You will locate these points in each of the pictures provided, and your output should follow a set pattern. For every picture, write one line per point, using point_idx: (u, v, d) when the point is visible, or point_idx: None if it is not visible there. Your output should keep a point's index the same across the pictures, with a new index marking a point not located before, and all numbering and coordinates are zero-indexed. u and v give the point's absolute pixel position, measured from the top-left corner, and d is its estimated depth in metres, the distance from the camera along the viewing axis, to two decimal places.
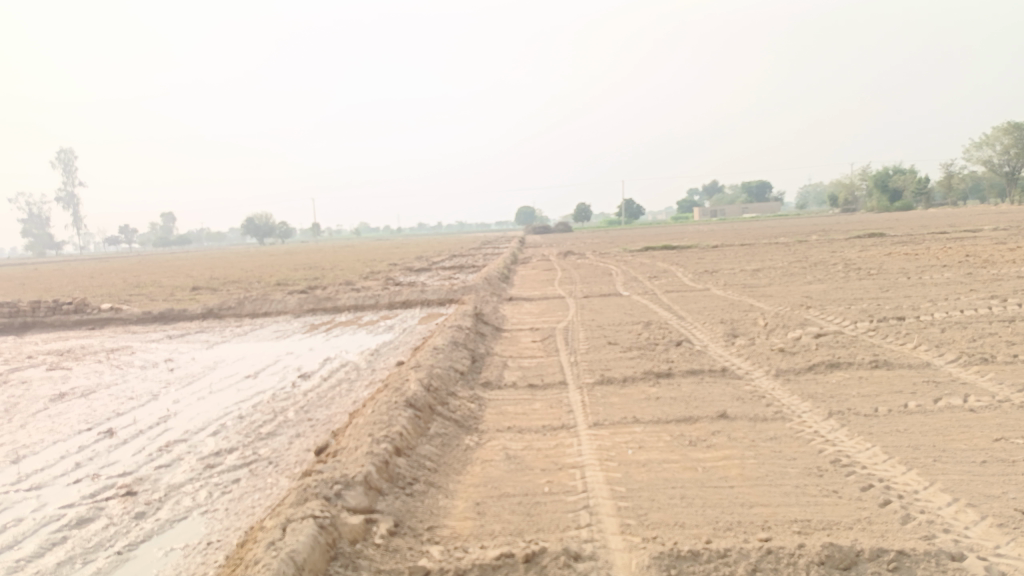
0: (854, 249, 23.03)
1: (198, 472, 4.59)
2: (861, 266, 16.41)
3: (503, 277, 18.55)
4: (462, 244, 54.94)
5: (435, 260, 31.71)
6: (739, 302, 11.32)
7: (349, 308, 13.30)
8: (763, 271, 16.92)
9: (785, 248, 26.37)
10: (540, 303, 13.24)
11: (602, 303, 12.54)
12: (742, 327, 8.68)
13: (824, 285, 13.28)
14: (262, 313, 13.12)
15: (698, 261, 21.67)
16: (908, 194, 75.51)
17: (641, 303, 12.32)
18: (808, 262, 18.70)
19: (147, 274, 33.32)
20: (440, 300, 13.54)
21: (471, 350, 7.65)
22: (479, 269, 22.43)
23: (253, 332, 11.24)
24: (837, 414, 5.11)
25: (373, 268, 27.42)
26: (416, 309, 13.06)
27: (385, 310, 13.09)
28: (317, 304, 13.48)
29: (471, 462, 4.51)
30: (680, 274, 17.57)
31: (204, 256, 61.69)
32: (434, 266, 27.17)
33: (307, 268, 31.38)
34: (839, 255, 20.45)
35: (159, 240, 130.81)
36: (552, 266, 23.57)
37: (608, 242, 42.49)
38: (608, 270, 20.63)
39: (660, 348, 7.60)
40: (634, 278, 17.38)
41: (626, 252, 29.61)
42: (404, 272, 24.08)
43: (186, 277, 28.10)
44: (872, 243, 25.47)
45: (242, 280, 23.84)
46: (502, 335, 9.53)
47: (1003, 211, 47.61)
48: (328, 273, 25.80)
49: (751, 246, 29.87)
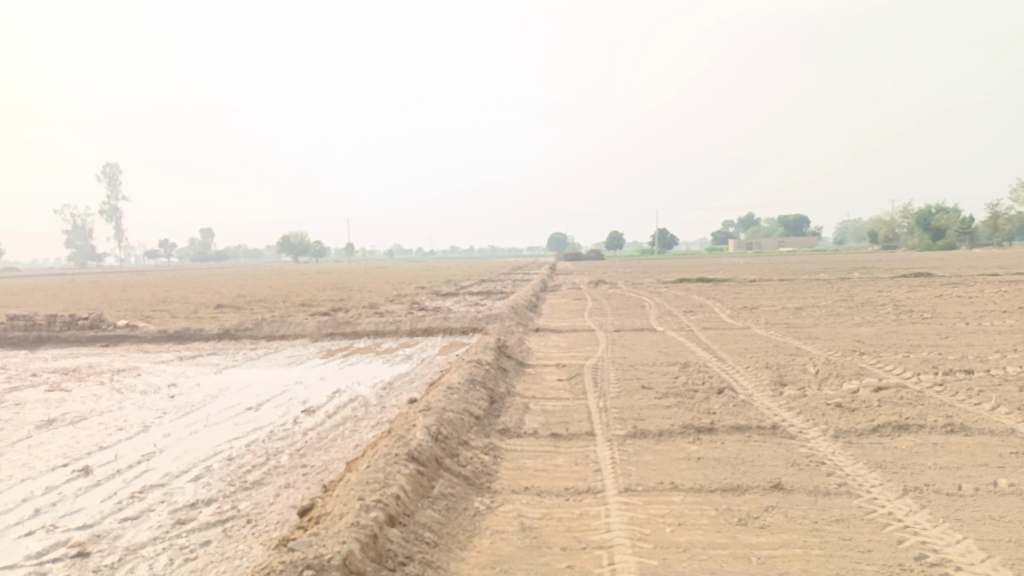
0: (902, 289, 21.93)
1: (165, 529, 3.98)
2: (913, 308, 15.42)
3: (530, 305, 17.90)
4: (493, 269, 54.64)
5: (464, 285, 31.22)
6: (783, 344, 10.52)
7: (369, 334, 12.76)
8: (806, 309, 16.03)
9: (826, 285, 25.33)
10: (569, 335, 12.54)
11: (635, 339, 11.81)
12: (789, 375, 7.90)
13: (874, 328, 12.40)
14: (278, 336, 12.63)
15: (734, 295, 20.79)
16: (951, 233, 73.42)
17: (676, 340, 11.56)
18: (854, 302, 17.74)
19: (176, 289, 33.33)
20: (464, 329, 12.94)
21: (490, 389, 6.99)
22: (508, 295, 21.86)
23: (266, 357, 10.72)
24: (913, 491, 4.33)
25: (400, 291, 27.02)
26: (438, 337, 12.45)
27: (406, 337, 12.52)
28: (336, 328, 12.97)
29: (479, 534, 3.84)
30: (717, 309, 16.73)
31: (237, 272, 62.20)
32: (461, 290, 26.66)
33: (334, 288, 31.12)
34: (886, 295, 19.43)
35: (196, 255, 132.88)
36: (582, 296, 22.87)
37: (640, 272, 41.67)
38: (641, 302, 19.88)
39: (699, 395, 6.86)
40: (668, 312, 16.60)
41: (660, 284, 28.80)
42: (431, 297, 23.58)
43: (213, 294, 28.02)
44: (919, 283, 24.31)
45: (268, 300, 23.54)
46: (526, 371, 8.88)
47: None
48: (355, 294, 25.47)
49: (790, 281, 28.85)
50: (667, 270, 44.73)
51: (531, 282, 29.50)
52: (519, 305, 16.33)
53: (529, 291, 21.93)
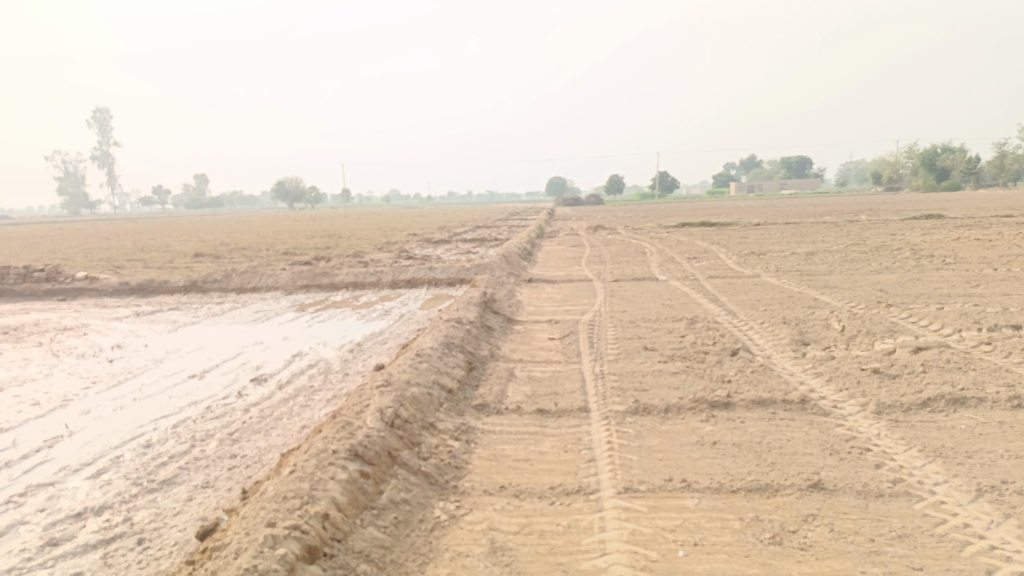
0: (915, 232, 20.89)
1: (29, 555, 3.07)
2: (932, 253, 14.41)
3: (524, 252, 16.91)
4: (489, 215, 53.45)
5: (457, 231, 30.18)
6: (799, 295, 9.53)
7: (347, 286, 11.79)
8: (816, 255, 15.01)
9: (835, 229, 24.28)
10: (564, 286, 11.55)
11: (635, 290, 10.84)
12: (812, 333, 6.92)
13: (893, 275, 11.41)
14: (249, 289, 11.66)
15: (739, 240, 19.74)
16: (956, 173, 71.91)
17: (680, 290, 10.58)
18: (867, 247, 16.72)
19: (161, 237, 32.27)
20: (449, 279, 11.96)
21: (470, 354, 6.05)
22: (501, 243, 20.83)
23: (230, 313, 9.77)
24: (991, 492, 3.40)
25: (390, 238, 26.01)
26: (422, 290, 11.47)
27: (387, 290, 11.54)
28: (312, 280, 11.98)
29: (434, 560, 2.92)
30: (722, 256, 15.71)
31: (230, 220, 61.02)
32: (453, 238, 25.62)
33: (323, 235, 30.07)
34: (899, 239, 18.40)
35: (191, 201, 131.25)
36: (580, 242, 21.81)
37: (640, 216, 40.51)
38: (641, 248, 18.90)
39: (710, 359, 5.92)
40: (670, 259, 15.60)
41: (660, 228, 27.74)
42: (422, 244, 22.56)
43: (194, 242, 26.99)
44: (932, 226, 23.21)
45: (251, 248, 22.53)
46: (514, 329, 7.93)
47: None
48: (343, 242, 24.49)
49: (796, 224, 27.75)
50: (668, 213, 43.62)
51: (527, 228, 28.42)
52: (512, 252, 15.33)
53: (524, 238, 20.88)
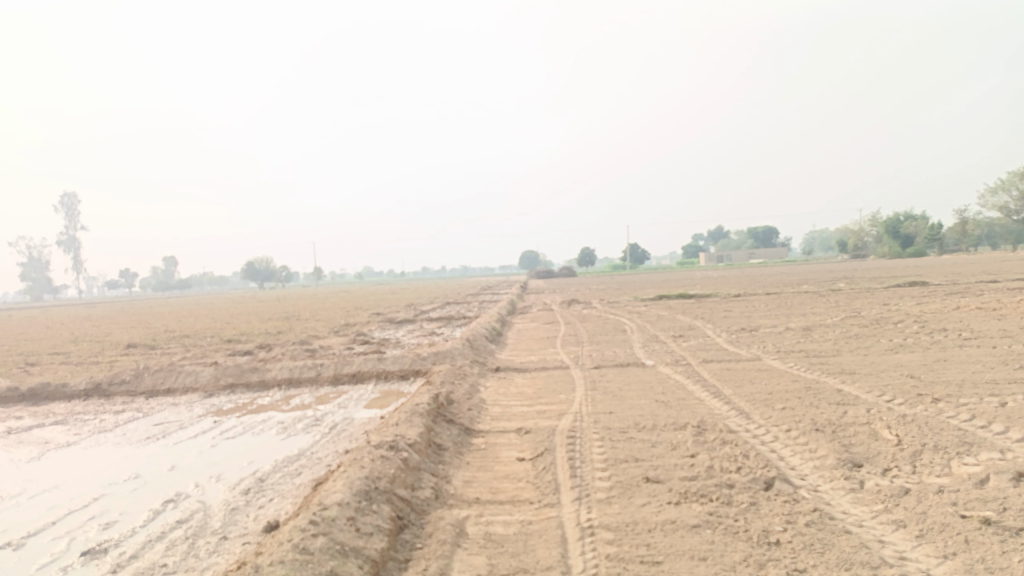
0: (908, 301, 19.68)
1: None
2: (942, 326, 13.01)
3: (493, 333, 15.24)
4: (459, 290, 52.05)
5: (424, 309, 28.51)
6: (817, 385, 7.91)
7: (280, 385, 9.95)
8: (815, 332, 13.49)
9: (821, 300, 22.97)
10: (536, 377, 9.81)
11: (620, 380, 9.18)
12: (860, 447, 5.26)
13: (915, 355, 9.86)
14: (162, 392, 9.82)
15: (725, 314, 18.32)
16: (921, 240, 72.63)
17: (674, 381, 8.93)
18: (864, 319, 15.32)
19: (106, 324, 30.15)
20: (401, 372, 10.17)
21: (402, 502, 4.27)
22: (468, 322, 19.19)
23: (123, 429, 7.88)
24: None
25: (350, 319, 24.29)
26: (367, 387, 9.68)
27: (326, 389, 9.70)
28: (237, 379, 10.12)
29: None
30: (711, 333, 14.18)
31: (192, 302, 58.86)
32: (419, 317, 23.97)
33: (281, 318, 28.24)
34: (895, 310, 17.01)
35: (157, 284, 128.46)
36: (553, 319, 20.23)
37: (614, 289, 39.24)
38: (621, 325, 17.39)
39: (740, 502, 4.22)
40: (654, 338, 13.99)
41: (638, 301, 26.43)
42: (383, 326, 20.85)
43: (136, 329, 24.98)
44: (922, 294, 22.07)
45: (196, 336, 20.58)
46: (472, 445, 6.17)
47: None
48: (297, 325, 22.71)
49: (778, 295, 26.55)
50: (642, 287, 42.53)
51: (497, 305, 26.82)
52: (478, 334, 13.67)
53: (493, 316, 19.23)
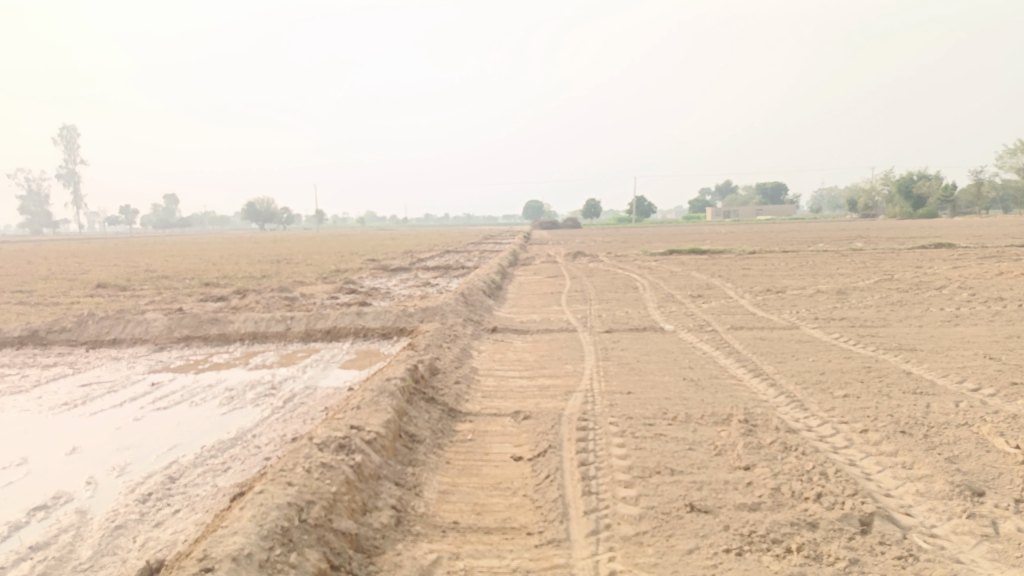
0: (941, 264, 18.24)
1: None
2: (995, 294, 11.60)
3: (491, 285, 13.87)
4: (459, 237, 50.54)
5: (422, 257, 27.14)
6: (878, 366, 6.55)
7: (241, 341, 8.60)
8: (851, 296, 12.06)
9: (844, 259, 21.52)
10: (539, 341, 8.45)
11: (636, 348, 7.85)
12: (974, 465, 3.91)
13: (979, 330, 8.46)
14: (107, 345, 8.51)
15: (744, 273, 16.90)
16: (933, 201, 70.60)
17: (700, 352, 7.59)
18: (900, 283, 13.91)
19: (89, 261, 28.80)
20: (383, 328, 8.78)
21: (339, 543, 2.93)
22: (466, 273, 17.82)
23: (42, 390, 6.58)
24: None
25: (343, 264, 22.95)
26: (342, 345, 8.36)
27: (294, 347, 8.38)
28: (194, 332, 8.78)
29: None
30: (733, 294, 12.80)
31: (188, 241, 57.51)
32: (416, 265, 22.63)
33: (270, 260, 26.89)
34: (933, 274, 15.49)
35: (157, 221, 126.90)
36: (559, 272, 18.82)
37: (620, 242, 37.72)
38: (631, 280, 16.02)
39: (835, 562, 2.87)
40: (671, 297, 12.62)
41: (648, 256, 25.02)
42: (376, 273, 19.55)
43: (116, 268, 23.68)
44: (952, 257, 20.60)
45: (175, 277, 19.21)
46: (455, 434, 4.84)
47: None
48: (286, 269, 21.38)
49: (796, 253, 25.14)
50: (648, 240, 40.99)
51: (499, 254, 25.43)
52: (475, 286, 12.27)
53: (493, 266, 17.82)
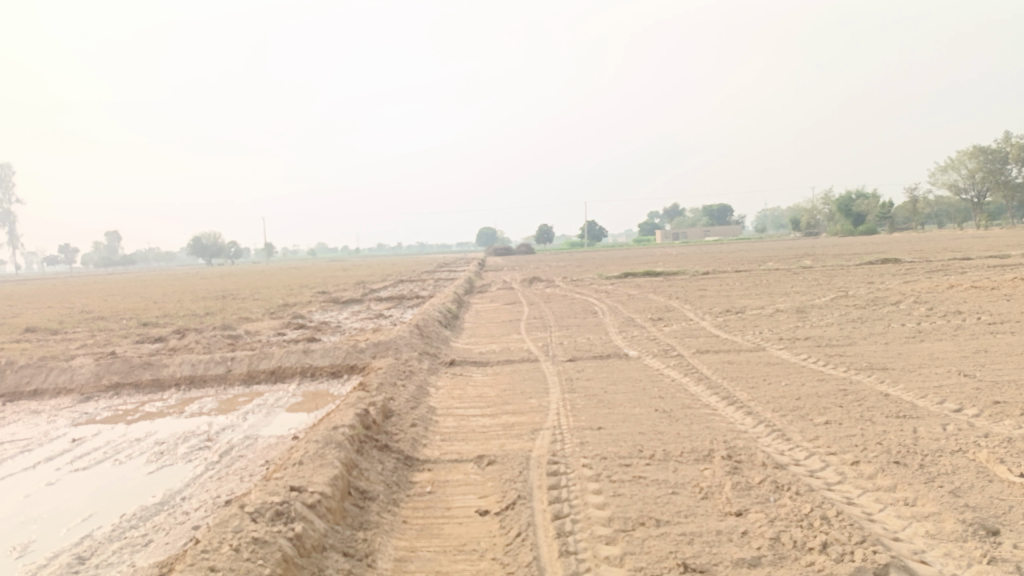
0: (891, 279, 18.43)
1: None
2: (952, 307, 11.59)
3: (447, 315, 13.36)
4: (413, 267, 49.88)
5: (374, 287, 26.44)
6: (854, 389, 6.29)
7: (177, 387, 7.93)
8: (812, 315, 11.92)
9: (798, 277, 21.64)
10: (500, 373, 7.99)
11: (602, 377, 7.45)
12: (980, 498, 3.59)
13: (945, 345, 8.32)
14: (26, 397, 7.75)
15: (702, 294, 16.75)
16: (873, 218, 72.76)
17: (669, 379, 7.24)
18: (857, 300, 13.89)
19: (22, 303, 27.31)
20: (332, 367, 8.21)
21: None
22: (421, 303, 17.28)
23: None
24: None
25: (292, 298, 22.14)
26: (289, 387, 7.77)
27: (235, 391, 7.76)
28: (125, 378, 8.08)
29: None
30: (694, 316, 12.57)
31: (131, 278, 55.50)
32: (368, 296, 21.96)
33: (215, 296, 25.84)
34: (887, 289, 15.57)
35: (98, 259, 122.75)
36: (515, 298, 18.40)
37: (574, 267, 37.61)
38: (590, 305, 15.71)
39: None
40: (631, 321, 12.30)
41: (604, 279, 24.83)
42: (326, 306, 18.82)
43: (48, 309, 22.44)
44: (901, 271, 20.88)
45: (111, 318, 18.19)
46: (412, 486, 4.35)
47: (982, 237, 44.41)
48: (231, 305, 20.49)
49: (749, 272, 25.25)
50: (602, 263, 41.03)
51: (454, 283, 24.93)
52: (430, 317, 11.77)
53: (449, 295, 17.34)
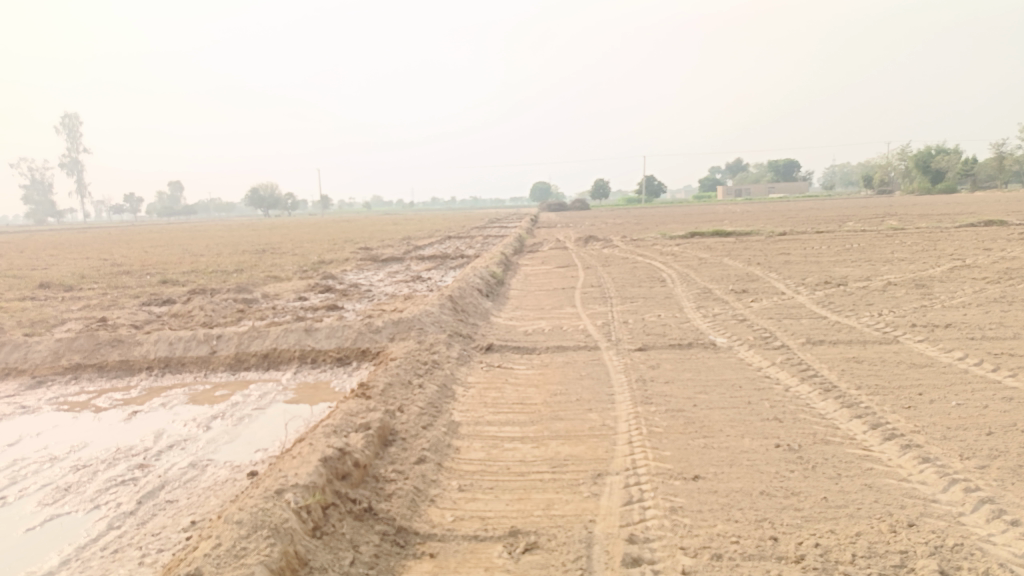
0: (1009, 245, 15.75)
1: None
2: None
3: (489, 279, 11.56)
4: (463, 221, 48.11)
5: (420, 243, 24.82)
6: None
7: (147, 372, 6.39)
8: (935, 291, 9.67)
9: (891, 241, 19.02)
10: (549, 367, 6.17)
11: (684, 380, 5.55)
12: None
13: None
14: None
15: (786, 260, 14.51)
16: (953, 176, 67.48)
17: (778, 387, 5.29)
18: (983, 272, 11.50)
19: (63, 253, 26.71)
20: (339, 352, 6.54)
21: None
22: (464, 264, 15.53)
23: None
24: None
25: (330, 255, 20.69)
26: (281, 377, 6.14)
27: (215, 380, 6.17)
28: (87, 360, 6.57)
29: None
30: (785, 289, 10.45)
31: (182, 228, 55.35)
32: (411, 254, 20.34)
33: (254, 251, 24.58)
34: (1013, 258, 13.07)
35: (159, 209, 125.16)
36: (570, 261, 16.44)
37: (632, 224, 35.21)
38: (655, 271, 13.69)
39: None
40: (709, 294, 10.27)
41: (668, 239, 22.65)
42: (364, 264, 17.26)
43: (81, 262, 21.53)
44: (1016, 236, 18.06)
45: (138, 273, 17.04)
46: None
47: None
48: (266, 262, 19.15)
49: (830, 234, 22.62)
50: (660, 219, 38.47)
51: (504, 240, 23.10)
52: (469, 284, 9.98)
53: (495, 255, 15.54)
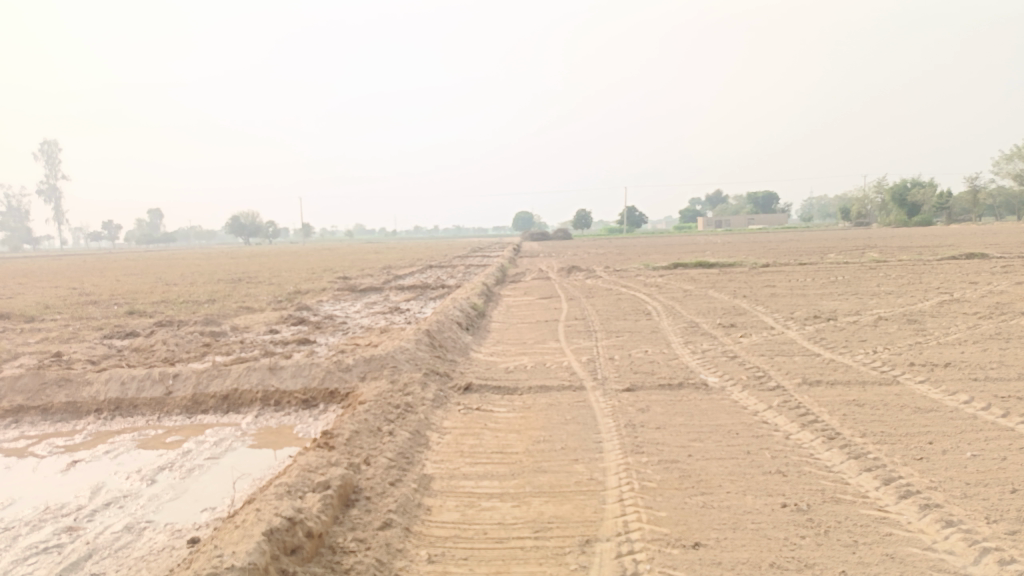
0: (995, 279, 15.61)
1: None
2: None
3: (469, 312, 11.13)
4: (445, 250, 47.68)
5: (400, 273, 24.35)
6: None
7: (95, 415, 5.88)
8: (928, 327, 9.38)
9: (875, 274, 18.86)
10: (531, 409, 5.75)
11: (676, 425, 5.15)
12: None
13: None
14: None
15: (772, 293, 14.23)
16: (929, 209, 68.38)
17: (778, 434, 4.90)
18: (973, 306, 11.27)
19: (31, 282, 25.87)
20: (305, 393, 6.08)
21: None
22: (444, 295, 15.09)
23: None
24: None
25: (307, 284, 20.18)
26: (240, 421, 5.66)
27: (169, 424, 5.68)
28: (30, 402, 6.05)
29: None
30: (774, 324, 10.13)
31: (158, 256, 54.40)
32: (391, 284, 19.87)
33: (229, 280, 23.98)
34: (1001, 292, 12.88)
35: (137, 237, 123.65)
36: (554, 292, 16.05)
37: (615, 254, 35.01)
38: (640, 303, 13.35)
39: None
40: (696, 328, 9.92)
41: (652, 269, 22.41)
42: (341, 295, 16.77)
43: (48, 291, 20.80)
44: (1001, 269, 17.95)
45: (106, 302, 16.43)
46: None
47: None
48: (241, 291, 18.59)
49: (814, 266, 22.48)
50: (642, 250, 38.31)
51: (485, 270, 22.72)
52: (448, 317, 9.56)
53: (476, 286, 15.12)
